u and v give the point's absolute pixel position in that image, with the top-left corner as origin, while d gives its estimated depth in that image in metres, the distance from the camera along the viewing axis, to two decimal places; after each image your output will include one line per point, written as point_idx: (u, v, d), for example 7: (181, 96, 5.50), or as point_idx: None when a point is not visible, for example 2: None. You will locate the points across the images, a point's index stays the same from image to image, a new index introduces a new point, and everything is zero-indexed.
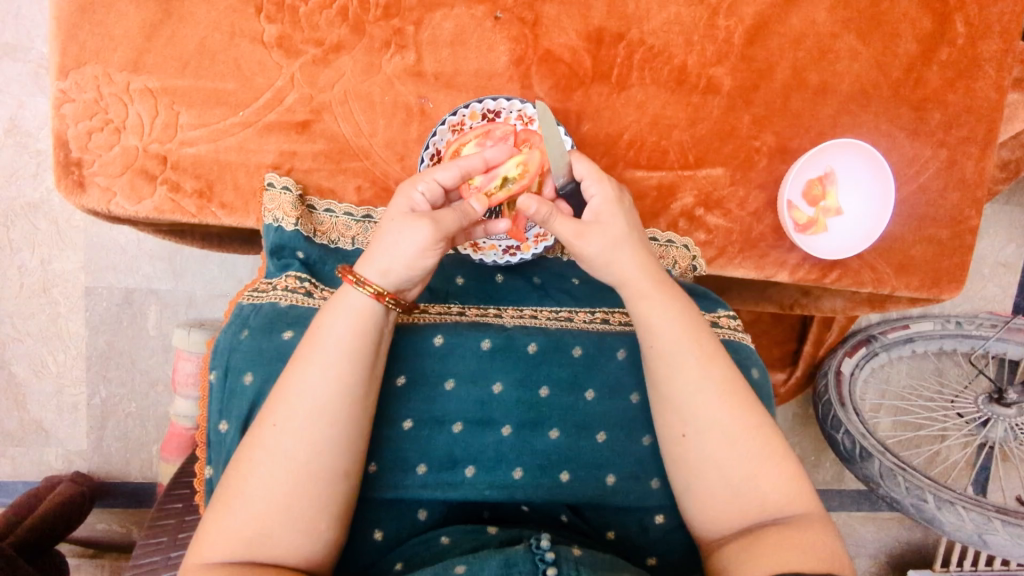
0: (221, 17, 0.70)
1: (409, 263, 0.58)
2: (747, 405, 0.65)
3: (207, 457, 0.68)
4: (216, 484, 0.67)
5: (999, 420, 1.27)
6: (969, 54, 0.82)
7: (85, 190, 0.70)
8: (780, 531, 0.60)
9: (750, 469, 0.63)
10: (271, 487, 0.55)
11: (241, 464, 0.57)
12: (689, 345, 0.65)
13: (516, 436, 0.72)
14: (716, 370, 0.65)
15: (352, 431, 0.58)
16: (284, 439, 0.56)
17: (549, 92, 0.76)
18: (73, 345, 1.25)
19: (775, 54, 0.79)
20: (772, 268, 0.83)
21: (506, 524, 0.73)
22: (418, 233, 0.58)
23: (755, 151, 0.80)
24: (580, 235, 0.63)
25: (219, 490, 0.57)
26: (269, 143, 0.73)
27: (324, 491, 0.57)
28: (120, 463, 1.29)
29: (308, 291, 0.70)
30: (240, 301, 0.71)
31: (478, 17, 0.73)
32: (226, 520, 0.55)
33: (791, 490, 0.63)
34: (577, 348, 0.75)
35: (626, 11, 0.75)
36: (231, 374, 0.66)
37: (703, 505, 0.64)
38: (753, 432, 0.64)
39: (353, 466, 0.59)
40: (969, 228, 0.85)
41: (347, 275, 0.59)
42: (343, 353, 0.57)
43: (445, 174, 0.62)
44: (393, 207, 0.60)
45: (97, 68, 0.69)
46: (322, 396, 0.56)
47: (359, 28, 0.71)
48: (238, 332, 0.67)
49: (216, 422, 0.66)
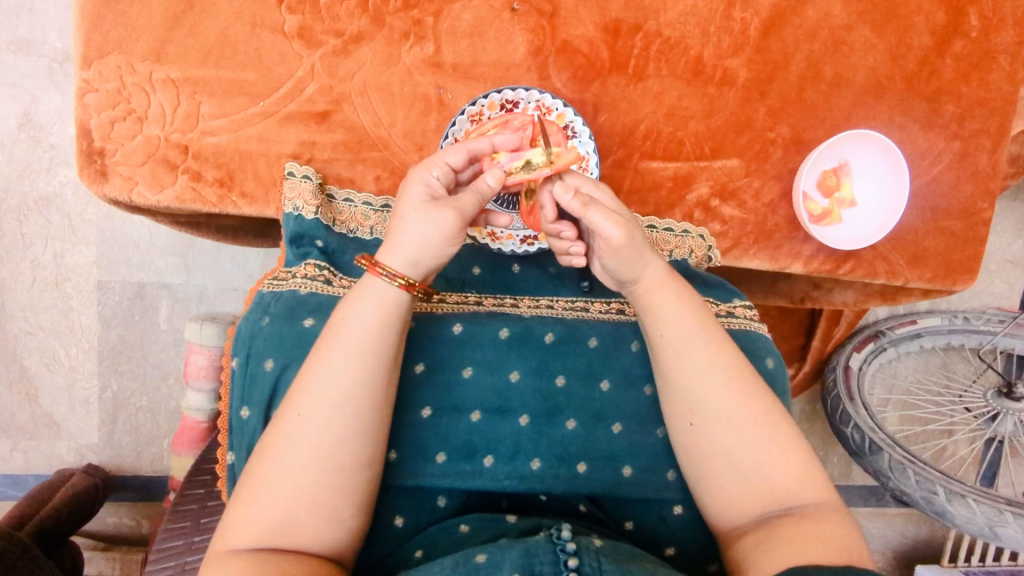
0: (242, 8, 0.71)
1: (436, 252, 0.59)
2: (760, 391, 0.65)
3: (228, 444, 0.68)
4: (237, 471, 0.67)
5: (1008, 414, 1.28)
6: (982, 47, 0.82)
7: (107, 179, 0.71)
8: (795, 522, 0.61)
9: (765, 459, 0.63)
10: (295, 475, 0.56)
11: (265, 452, 0.57)
12: (699, 330, 0.66)
13: (533, 425, 0.72)
14: (724, 358, 0.65)
15: (374, 420, 0.59)
16: (307, 428, 0.56)
17: (566, 83, 0.76)
18: (84, 339, 1.25)
19: (791, 46, 0.79)
20: (786, 259, 0.84)
21: (524, 513, 0.74)
22: (445, 223, 0.59)
23: (771, 142, 0.81)
24: (626, 227, 0.63)
25: (244, 478, 0.57)
26: (289, 133, 0.73)
27: (345, 479, 0.57)
28: (131, 457, 1.30)
29: (327, 279, 0.71)
30: (260, 288, 0.71)
31: (496, 8, 0.74)
32: (251, 510, 0.55)
33: (805, 479, 0.63)
34: (593, 338, 0.76)
35: (643, 3, 0.76)
36: (252, 360, 0.67)
37: (716, 495, 0.65)
38: (760, 419, 0.64)
39: (374, 455, 0.60)
40: (982, 220, 0.85)
41: (372, 266, 0.59)
42: (367, 343, 0.58)
43: (454, 158, 0.63)
44: (409, 196, 0.60)
45: (120, 57, 0.69)
46: (344, 384, 0.57)
47: (379, 19, 0.72)
48: (259, 319, 0.68)
49: (237, 409, 0.67)
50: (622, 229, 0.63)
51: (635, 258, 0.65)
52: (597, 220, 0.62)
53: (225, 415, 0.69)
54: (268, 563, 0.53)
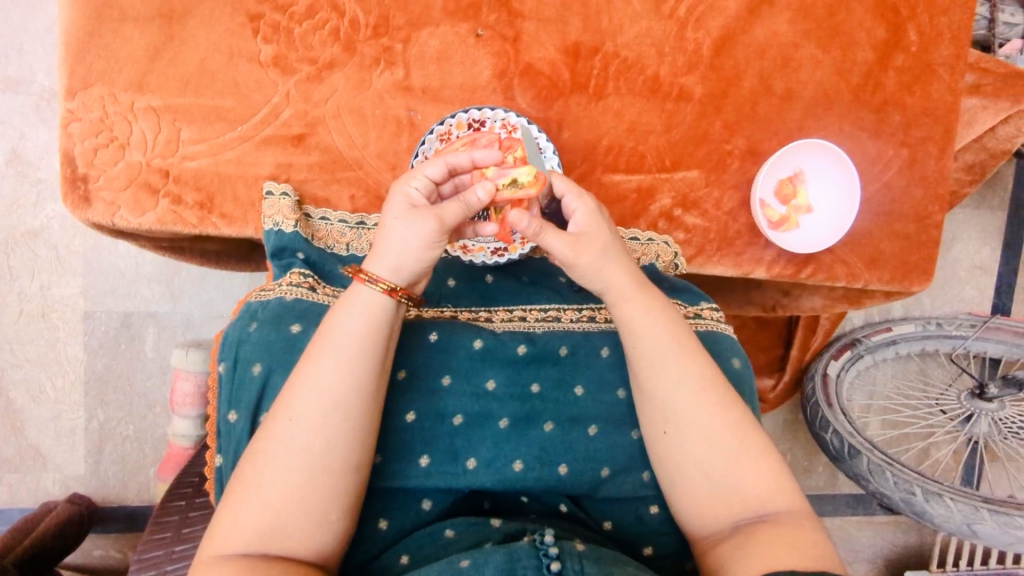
0: (219, 39, 0.74)
1: (418, 255, 0.62)
2: (730, 400, 0.68)
3: (217, 447, 0.70)
4: (224, 474, 0.69)
5: (982, 415, 1.33)
6: (923, 60, 0.87)
7: (90, 204, 0.74)
8: (768, 528, 0.63)
9: (732, 467, 0.65)
10: (285, 477, 0.57)
11: (256, 455, 0.59)
12: (670, 345, 0.68)
13: (512, 428, 0.74)
14: (697, 369, 0.68)
15: (363, 426, 0.61)
16: (299, 432, 0.58)
17: (530, 103, 0.80)
18: (71, 370, 1.26)
19: (742, 63, 0.84)
20: (749, 265, 0.87)
21: (506, 515, 0.76)
22: (426, 227, 0.61)
23: (728, 154, 0.85)
24: (577, 246, 0.65)
25: (234, 483, 0.59)
26: (266, 156, 0.77)
27: (334, 482, 0.59)
28: (118, 487, 1.30)
29: (311, 286, 0.73)
30: (248, 298, 0.74)
31: (462, 34, 0.78)
32: (240, 514, 0.57)
33: (774, 487, 0.65)
34: (563, 347, 0.78)
35: (600, 26, 0.80)
36: (240, 364, 0.70)
37: (691, 502, 0.67)
38: (732, 428, 0.66)
39: (362, 460, 0.61)
40: (934, 223, 0.89)
41: (358, 274, 0.62)
42: (357, 347, 0.60)
43: (433, 170, 0.66)
44: (391, 206, 0.64)
45: (103, 88, 0.73)
46: (335, 389, 0.59)
47: (351, 47, 0.76)
48: (246, 325, 0.71)
49: (225, 413, 0.69)
50: (572, 248, 0.65)
51: (595, 268, 0.66)
52: (545, 243, 0.65)
53: (213, 419, 0.72)
54: (257, 568, 0.55)
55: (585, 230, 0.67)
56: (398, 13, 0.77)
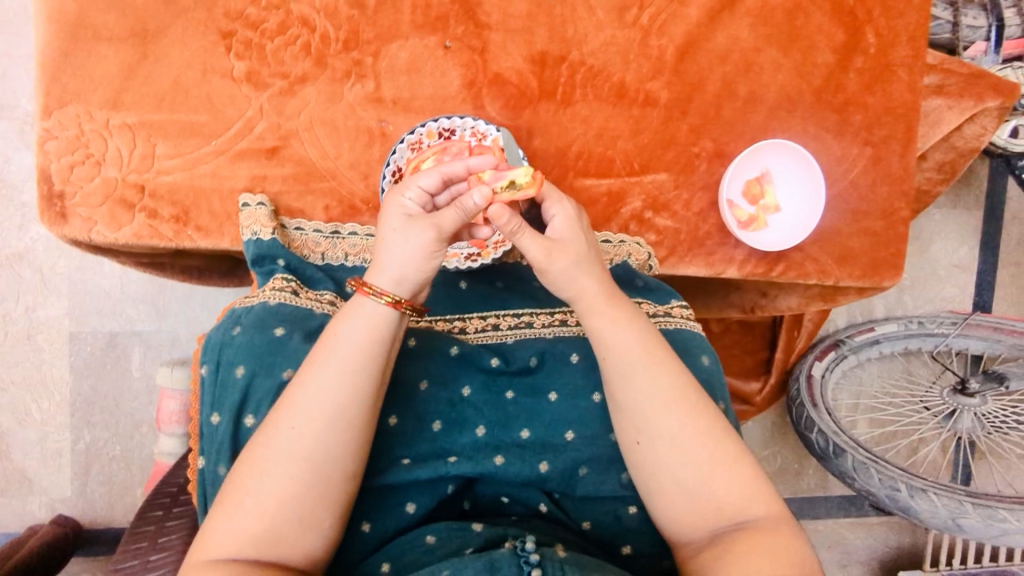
0: (193, 56, 0.76)
1: (420, 267, 0.62)
2: (700, 408, 0.67)
3: (200, 450, 0.71)
4: (206, 476, 0.69)
5: (965, 411, 1.34)
6: (882, 61, 0.90)
7: (67, 220, 0.75)
8: (747, 536, 0.62)
9: (705, 475, 0.65)
10: (284, 486, 0.57)
11: (251, 460, 0.59)
12: (638, 356, 0.67)
13: (489, 434, 0.75)
14: (666, 379, 0.66)
15: (361, 438, 0.61)
16: (299, 441, 0.58)
17: (500, 111, 0.82)
18: (57, 392, 1.27)
19: (705, 68, 0.86)
20: (721, 264, 0.88)
21: (486, 517, 0.75)
22: (423, 237, 0.61)
23: (696, 156, 0.87)
24: (551, 252, 0.64)
25: (226, 487, 0.59)
26: (241, 169, 0.78)
27: (330, 491, 0.59)
28: (104, 509, 1.29)
29: (294, 290, 0.74)
30: (233, 305, 0.75)
31: (431, 46, 0.80)
32: (237, 518, 0.57)
33: (750, 492, 0.65)
34: (533, 358, 0.79)
35: (565, 35, 0.82)
36: (223, 367, 0.71)
37: (667, 510, 0.66)
38: (706, 435, 0.66)
39: (357, 469, 0.61)
40: (901, 219, 0.91)
41: (360, 287, 0.62)
42: (357, 358, 0.60)
43: (428, 180, 0.65)
44: (388, 218, 0.63)
45: (78, 107, 0.75)
46: (338, 399, 0.59)
47: (322, 61, 0.78)
48: (230, 328, 0.72)
49: (208, 414, 0.70)
50: (546, 253, 0.64)
51: (563, 276, 0.65)
52: (520, 246, 0.63)
53: (197, 422, 0.73)
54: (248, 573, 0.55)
55: (562, 237, 0.66)
56: (368, 27, 0.78)
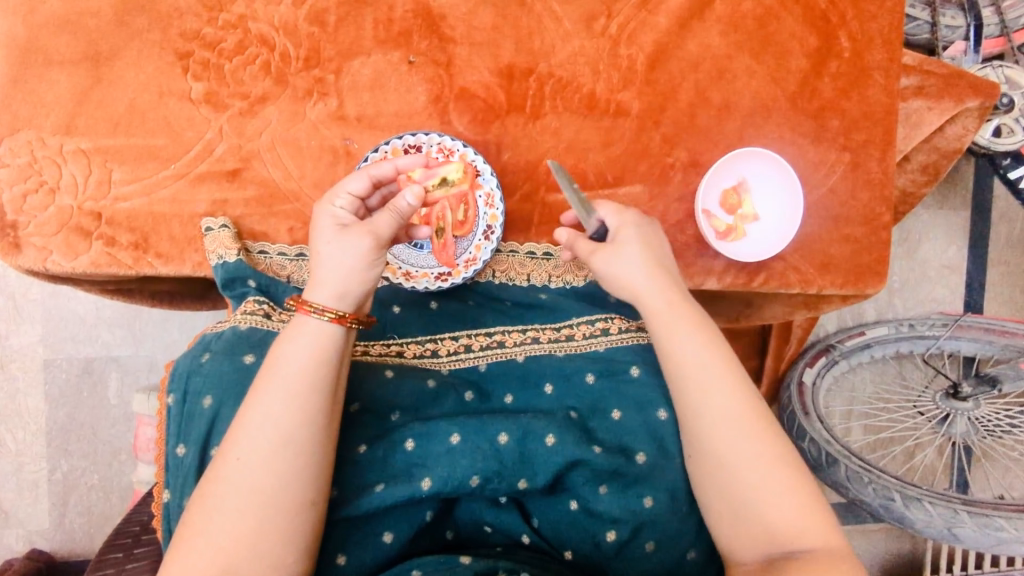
0: (149, 78, 0.74)
1: (361, 278, 0.62)
2: (761, 429, 0.64)
3: (164, 484, 0.66)
4: (172, 512, 0.64)
5: (959, 415, 1.32)
6: (856, 65, 0.88)
7: (21, 251, 0.73)
8: (798, 566, 0.57)
9: (758, 497, 0.62)
10: (236, 521, 0.54)
11: (204, 498, 0.56)
12: (703, 370, 0.66)
13: (465, 442, 0.67)
14: (720, 398, 0.65)
15: (318, 463, 0.58)
16: (248, 472, 0.55)
17: (468, 126, 0.81)
18: (32, 422, 1.24)
19: (677, 77, 0.84)
20: (701, 276, 0.86)
21: (467, 548, 0.69)
22: (361, 246, 0.61)
23: (670, 166, 0.85)
24: (592, 254, 0.72)
25: (180, 526, 0.56)
26: (202, 193, 0.76)
27: (289, 523, 0.56)
28: (84, 540, 1.26)
29: (266, 313, 0.72)
30: (205, 330, 0.72)
31: (394, 62, 0.78)
32: (189, 558, 0.53)
33: (807, 520, 0.60)
34: (508, 396, 0.75)
35: (533, 47, 0.81)
36: (190, 397, 0.66)
37: (723, 528, 0.64)
38: (760, 459, 0.63)
39: (318, 498, 0.58)
40: (883, 224, 0.89)
41: (301, 305, 0.61)
42: (300, 380, 0.58)
43: (356, 185, 0.66)
44: (320, 230, 0.64)
45: (30, 133, 0.72)
46: (286, 425, 0.57)
47: (282, 80, 0.76)
48: (199, 355, 0.68)
49: (174, 446, 0.65)
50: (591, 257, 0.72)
51: (613, 277, 0.71)
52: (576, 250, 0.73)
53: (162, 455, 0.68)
54: None
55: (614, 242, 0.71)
56: (329, 45, 0.77)
